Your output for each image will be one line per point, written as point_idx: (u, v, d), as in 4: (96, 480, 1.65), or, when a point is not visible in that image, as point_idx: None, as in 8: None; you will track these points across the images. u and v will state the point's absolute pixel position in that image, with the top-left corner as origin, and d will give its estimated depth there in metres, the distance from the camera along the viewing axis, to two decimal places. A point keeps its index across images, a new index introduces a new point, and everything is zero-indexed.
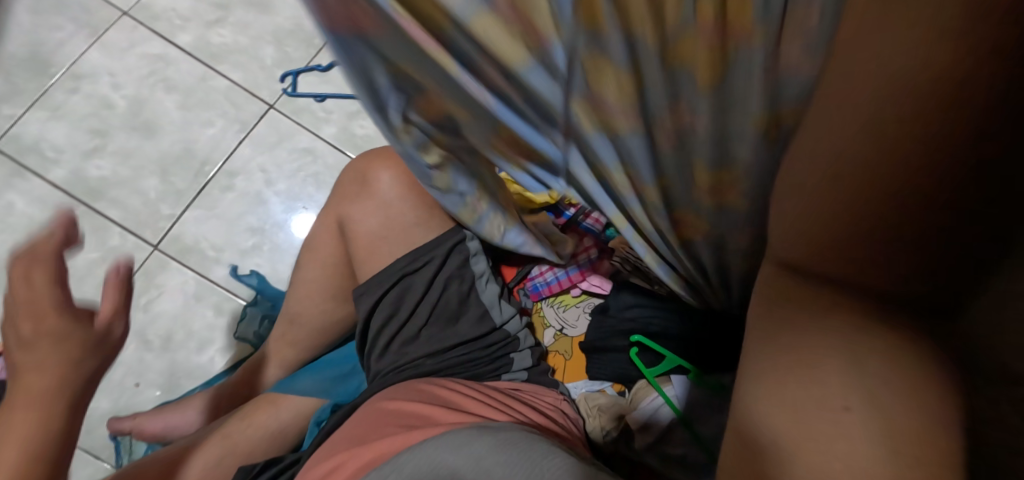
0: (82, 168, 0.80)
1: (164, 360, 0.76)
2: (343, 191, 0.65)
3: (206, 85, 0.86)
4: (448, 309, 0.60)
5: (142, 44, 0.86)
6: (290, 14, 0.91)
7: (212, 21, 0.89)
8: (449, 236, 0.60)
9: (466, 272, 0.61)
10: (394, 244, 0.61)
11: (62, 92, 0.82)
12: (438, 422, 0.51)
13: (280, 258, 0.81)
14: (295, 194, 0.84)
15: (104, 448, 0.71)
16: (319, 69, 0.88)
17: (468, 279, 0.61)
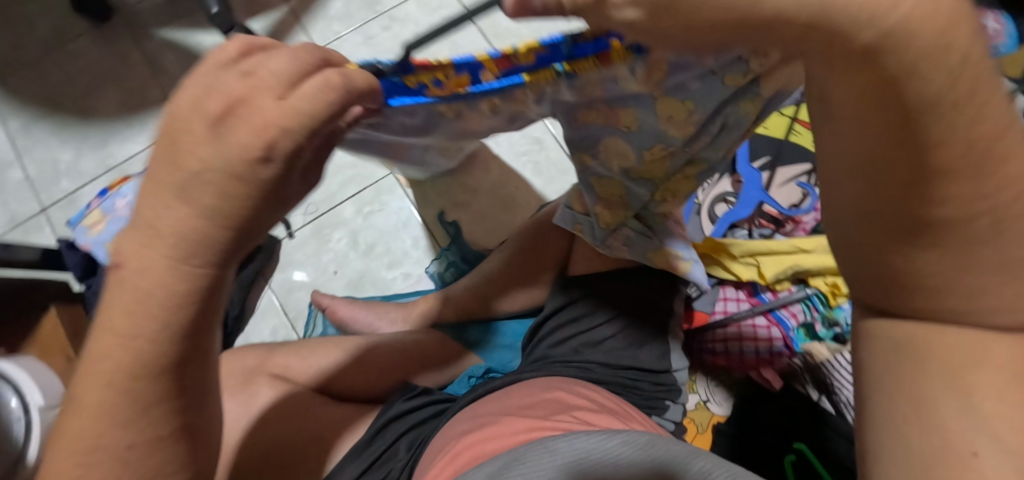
0: None
1: (362, 263, 0.88)
2: None
3: None
4: (638, 331, 0.61)
5: (447, 6, 0.97)
6: None
7: None
8: None
9: (669, 306, 0.62)
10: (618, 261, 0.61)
11: (378, 26, 0.96)
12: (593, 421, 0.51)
13: (480, 220, 0.88)
14: (513, 172, 0.90)
15: (298, 312, 0.86)
16: None
17: (667, 313, 0.62)
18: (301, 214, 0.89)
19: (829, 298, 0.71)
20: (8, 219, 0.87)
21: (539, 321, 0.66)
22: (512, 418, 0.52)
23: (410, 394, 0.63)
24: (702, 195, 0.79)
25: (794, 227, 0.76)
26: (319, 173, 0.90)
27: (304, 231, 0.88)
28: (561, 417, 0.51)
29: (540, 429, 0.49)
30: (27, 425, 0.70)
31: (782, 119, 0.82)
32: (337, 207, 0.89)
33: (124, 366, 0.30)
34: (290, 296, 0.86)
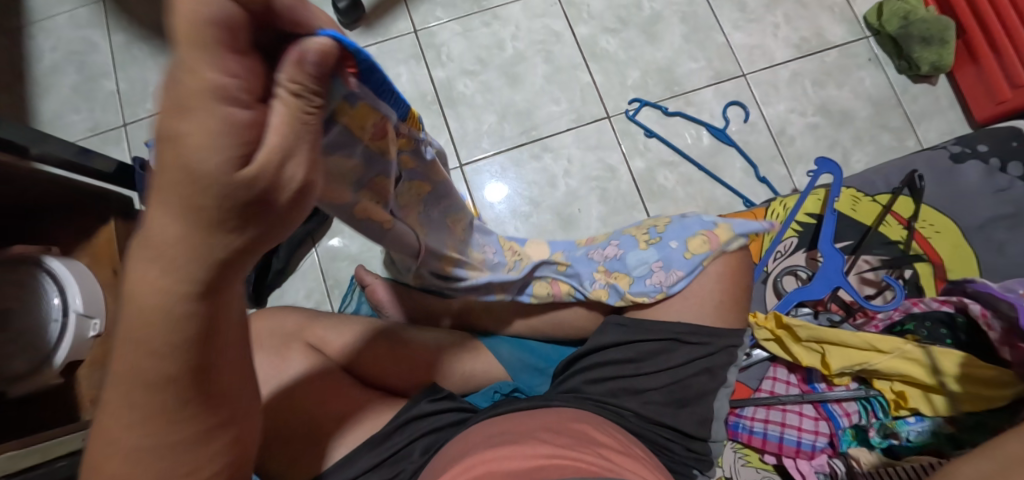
0: (453, 81, 0.93)
1: None
2: (667, 240, 0.67)
3: (573, 72, 0.94)
4: (683, 392, 0.60)
5: (551, 16, 0.96)
6: (668, 56, 0.95)
7: (611, 28, 0.96)
8: (730, 337, 0.62)
9: (721, 375, 0.62)
10: (684, 309, 0.64)
11: (479, 20, 0.95)
12: (619, 461, 0.48)
13: (534, 235, 0.87)
14: (579, 196, 0.89)
15: (336, 281, 0.85)
16: (664, 111, 0.92)
17: (716, 382, 0.61)
18: None
19: (892, 406, 0.65)
20: (91, 125, 0.90)
21: (581, 354, 0.64)
22: (533, 437, 0.50)
23: (435, 396, 0.62)
24: (773, 263, 0.78)
25: (865, 320, 0.71)
26: None
27: None
28: (582, 448, 0.48)
29: (561, 455, 0.47)
30: (63, 327, 0.71)
31: (874, 205, 0.81)
32: None
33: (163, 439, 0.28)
34: (330, 262, 0.86)
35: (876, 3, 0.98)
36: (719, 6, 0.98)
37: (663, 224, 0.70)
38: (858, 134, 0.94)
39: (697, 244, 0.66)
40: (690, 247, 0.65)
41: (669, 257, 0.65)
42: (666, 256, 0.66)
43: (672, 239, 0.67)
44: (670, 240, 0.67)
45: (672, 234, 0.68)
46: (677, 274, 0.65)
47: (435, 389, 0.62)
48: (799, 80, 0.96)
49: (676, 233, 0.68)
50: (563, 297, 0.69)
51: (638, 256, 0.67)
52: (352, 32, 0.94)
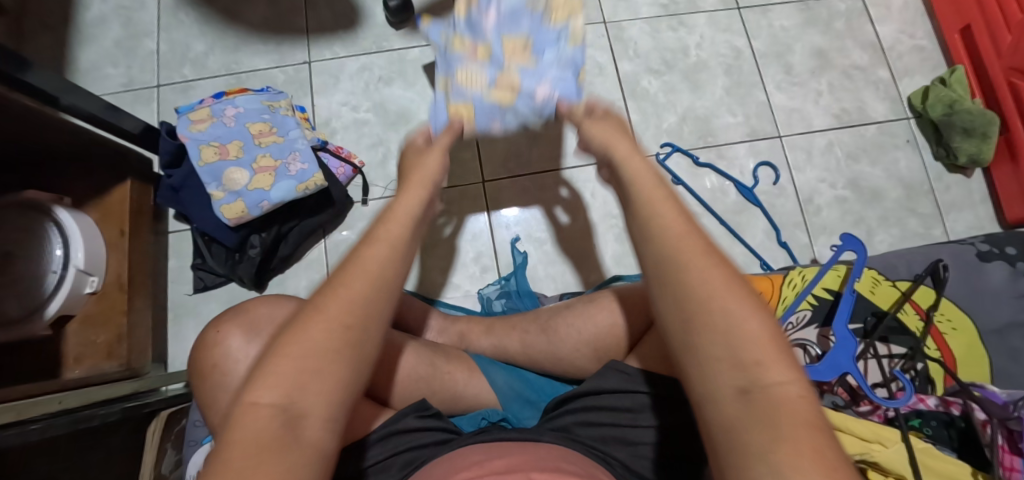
0: None
1: (417, 255, 0.85)
2: None
3: (611, 107, 0.93)
4: (680, 449, 0.58)
5: (597, 48, 0.95)
6: (708, 105, 0.94)
7: (655, 69, 0.95)
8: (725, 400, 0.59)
9: None
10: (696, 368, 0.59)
11: None
12: None
13: (546, 263, 0.86)
14: (597, 231, 0.88)
15: None
16: (694, 160, 0.91)
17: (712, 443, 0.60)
18: (382, 188, 0.88)
19: None
20: (125, 81, 0.90)
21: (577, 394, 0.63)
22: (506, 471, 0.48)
23: (424, 412, 0.59)
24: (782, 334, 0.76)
25: (869, 408, 0.69)
26: None
27: (380, 203, 0.87)
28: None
29: None
30: (60, 280, 0.71)
31: (892, 290, 0.79)
32: None
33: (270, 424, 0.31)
34: (338, 256, 0.85)
35: (922, 86, 0.97)
36: (765, 65, 0.97)
37: (278, 157, 0.76)
38: (885, 214, 0.92)
39: (267, 161, 0.76)
40: (276, 143, 0.78)
41: (288, 160, 0.77)
42: (279, 151, 0.77)
43: (288, 152, 0.77)
44: (286, 153, 0.77)
45: (284, 146, 0.78)
46: (288, 160, 0.77)
47: (424, 405, 0.60)
48: (835, 151, 0.94)
49: (284, 153, 0.77)
50: (568, 334, 0.69)
51: (281, 152, 0.77)
52: (397, 32, 0.94)
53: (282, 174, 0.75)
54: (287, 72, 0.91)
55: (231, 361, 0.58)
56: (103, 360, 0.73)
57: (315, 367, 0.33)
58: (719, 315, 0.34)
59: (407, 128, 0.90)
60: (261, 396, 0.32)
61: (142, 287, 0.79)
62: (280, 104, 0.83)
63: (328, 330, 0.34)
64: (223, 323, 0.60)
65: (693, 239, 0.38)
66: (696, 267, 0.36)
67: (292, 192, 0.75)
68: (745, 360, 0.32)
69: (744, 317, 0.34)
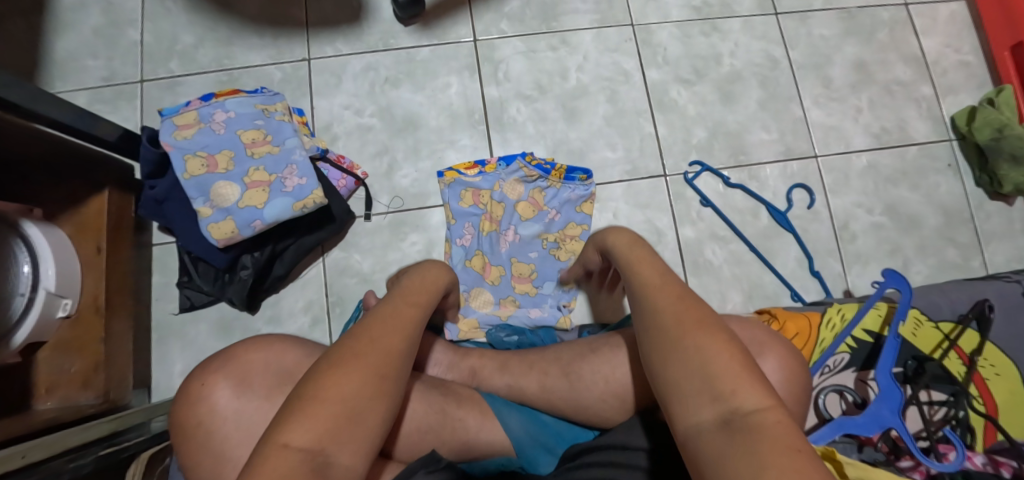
0: (506, 104, 0.85)
1: None
2: None
3: (637, 119, 0.85)
4: None
5: (623, 53, 0.88)
6: (740, 119, 0.87)
7: (685, 78, 0.88)
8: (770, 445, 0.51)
9: None
10: None
11: (545, 43, 0.87)
12: None
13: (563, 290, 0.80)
14: None
15: (339, 300, 0.77)
16: (724, 180, 0.84)
17: None
18: (386, 202, 0.80)
19: None
20: (106, 74, 0.82)
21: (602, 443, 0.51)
22: None
23: (433, 467, 0.51)
24: (818, 379, 0.70)
25: (911, 464, 0.64)
26: (423, 167, 0.82)
27: (384, 219, 0.80)
28: None
29: None
30: (29, 303, 0.63)
31: (935, 332, 0.74)
32: (425, 210, 0.80)
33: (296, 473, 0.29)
34: (338, 277, 0.78)
35: (968, 106, 0.90)
36: (802, 77, 0.90)
37: (274, 170, 0.69)
38: (922, 243, 0.87)
39: (260, 175, 0.68)
40: (272, 155, 0.70)
41: (285, 174, 0.69)
42: (275, 165, 0.70)
43: (285, 165, 0.70)
44: (283, 166, 0.70)
45: (281, 157, 0.70)
46: (284, 174, 0.69)
47: (435, 459, 0.51)
48: (872, 174, 0.88)
49: (280, 166, 0.70)
50: (594, 381, 0.63)
51: (277, 164, 0.70)
52: (406, 29, 0.86)
53: (276, 191, 0.68)
54: (284, 70, 0.83)
55: (221, 414, 0.53)
56: (78, 391, 0.67)
57: (347, 411, 0.33)
58: (690, 350, 0.37)
59: (415, 136, 0.83)
60: (290, 438, 0.31)
61: (122, 308, 0.72)
62: (276, 108, 0.75)
63: (360, 373, 0.35)
64: (211, 375, 0.55)
65: (665, 279, 0.44)
66: (662, 298, 0.42)
67: (288, 211, 0.67)
68: (721, 388, 0.34)
69: (718, 354, 0.36)
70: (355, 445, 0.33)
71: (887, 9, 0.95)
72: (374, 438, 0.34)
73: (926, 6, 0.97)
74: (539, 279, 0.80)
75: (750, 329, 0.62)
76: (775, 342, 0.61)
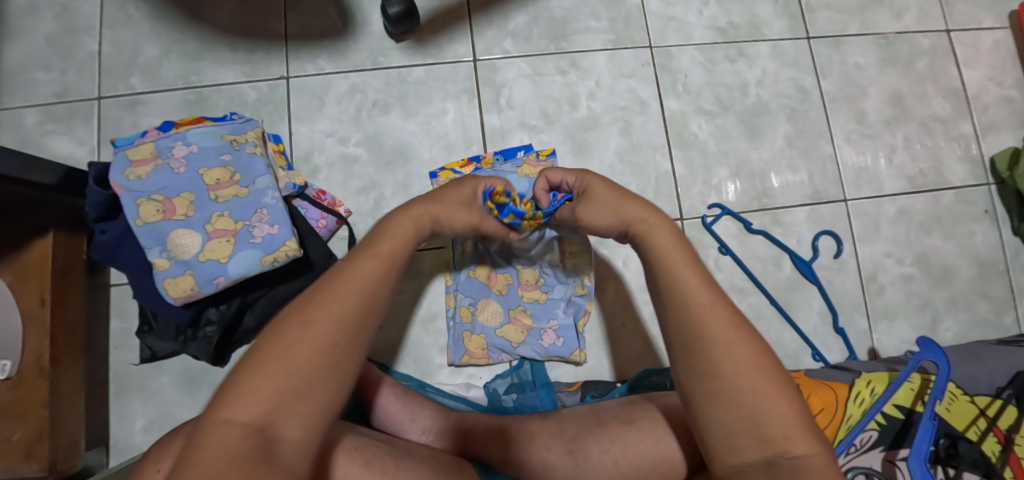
0: (509, 134, 0.76)
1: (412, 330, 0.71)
2: None
3: (652, 154, 0.77)
4: None
5: (640, 79, 0.79)
6: (765, 157, 0.79)
7: (706, 109, 0.79)
8: None
9: None
10: None
11: (554, 65, 0.78)
12: None
13: None
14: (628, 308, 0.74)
15: None
16: (746, 225, 0.77)
17: None
18: None
19: None
20: (58, 90, 0.73)
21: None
22: None
23: None
24: (844, 459, 0.63)
25: None
26: None
27: None
28: None
29: None
30: None
31: (970, 407, 0.67)
32: (416, 253, 0.72)
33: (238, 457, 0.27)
34: None
35: (1011, 148, 0.83)
36: (834, 110, 0.82)
37: (241, 217, 0.61)
38: (953, 297, 0.81)
39: (225, 223, 0.60)
40: (239, 199, 0.61)
41: (254, 222, 0.61)
42: (242, 211, 0.61)
43: (255, 211, 0.61)
44: (253, 212, 0.61)
45: (250, 201, 0.62)
46: (254, 222, 0.61)
47: None
48: (904, 220, 0.81)
49: (249, 213, 0.61)
50: (602, 462, 0.55)
51: (245, 211, 0.61)
52: (398, 45, 0.77)
53: (241, 243, 0.59)
54: (260, 89, 0.74)
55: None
56: (20, 461, 0.59)
57: (297, 386, 0.30)
58: (748, 408, 0.34)
59: (406, 169, 0.74)
60: (236, 414, 0.29)
61: (71, 364, 0.64)
62: (247, 139, 0.65)
63: (318, 340, 0.32)
64: (167, 459, 0.43)
65: (701, 276, 0.39)
66: (704, 306, 0.37)
67: (256, 267, 0.59)
68: (771, 432, 0.33)
69: (768, 394, 0.34)
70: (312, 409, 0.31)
71: (928, 35, 0.87)
72: (329, 409, 0.31)
73: (970, 33, 0.88)
74: (548, 284, 0.72)
75: None
76: None
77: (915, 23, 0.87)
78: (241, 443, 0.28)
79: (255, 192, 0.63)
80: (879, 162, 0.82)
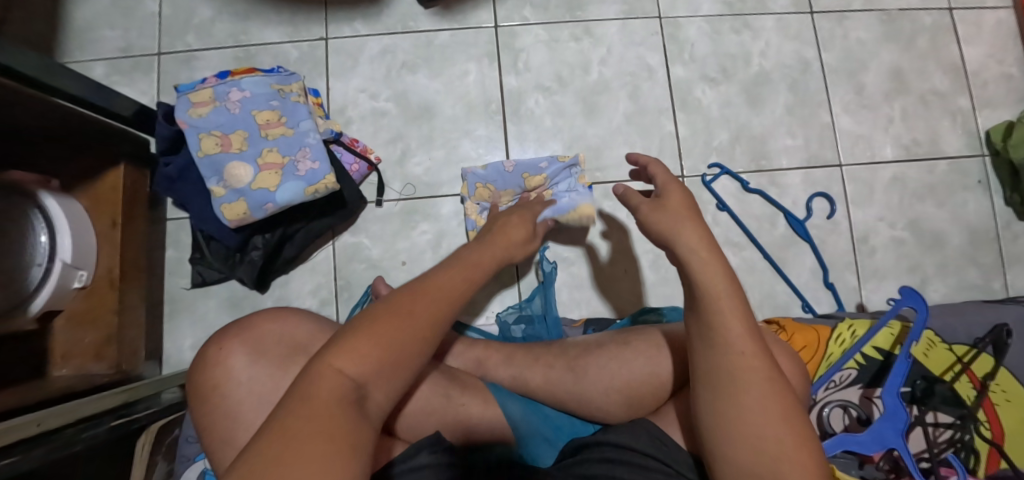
0: (525, 94, 0.83)
1: (432, 267, 0.79)
2: None
3: (658, 117, 0.83)
4: None
5: (649, 47, 0.85)
6: (765, 123, 0.84)
7: (710, 77, 0.85)
8: None
9: None
10: None
11: (569, 32, 0.85)
12: None
13: (571, 287, 0.79)
14: (629, 255, 0.80)
15: (346, 284, 0.78)
16: (744, 185, 0.82)
17: None
18: (397, 189, 0.80)
19: None
20: (123, 46, 0.82)
21: (612, 442, 0.53)
22: None
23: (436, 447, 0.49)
24: (823, 392, 0.68)
25: None
26: (437, 155, 0.81)
27: (395, 206, 0.79)
28: None
29: None
30: (45, 273, 0.64)
31: (947, 354, 0.72)
32: (437, 199, 0.80)
33: (338, 390, 0.32)
34: (346, 261, 0.78)
35: (1006, 122, 0.87)
36: (834, 81, 0.87)
37: (290, 152, 0.69)
38: (945, 261, 0.85)
39: (272, 156, 0.68)
40: (285, 138, 0.69)
41: (300, 155, 0.69)
42: (288, 145, 0.69)
43: (299, 147, 0.69)
44: (297, 147, 0.69)
45: (296, 138, 0.70)
46: (298, 156, 0.69)
47: (439, 441, 0.49)
48: (897, 186, 0.86)
49: (294, 148, 0.69)
50: (599, 376, 0.62)
51: (291, 148, 0.69)
52: (427, 11, 0.84)
53: (284, 173, 0.67)
54: (301, 49, 0.82)
55: (233, 383, 0.50)
56: (91, 361, 0.69)
57: (396, 342, 0.36)
58: (752, 421, 0.40)
59: (431, 124, 0.81)
60: (343, 365, 0.33)
61: (134, 281, 0.74)
62: (292, 88, 0.74)
63: (419, 307, 0.38)
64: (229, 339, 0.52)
65: (745, 321, 0.43)
66: (748, 364, 0.41)
67: (301, 195, 0.67)
68: (775, 472, 0.38)
69: (789, 440, 0.39)
70: (404, 387, 0.36)
71: (930, 13, 0.91)
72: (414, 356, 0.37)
73: (972, 12, 0.92)
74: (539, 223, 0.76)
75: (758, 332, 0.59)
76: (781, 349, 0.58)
77: (918, 1, 0.91)
78: (338, 387, 0.32)
79: (298, 131, 0.70)
80: (875, 132, 0.87)
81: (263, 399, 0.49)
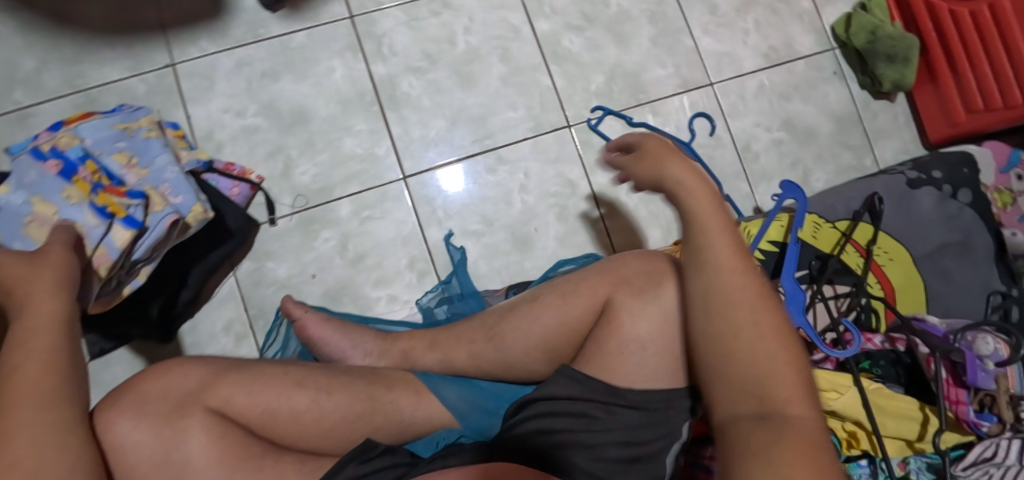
0: (397, 79, 0.81)
1: (344, 272, 0.77)
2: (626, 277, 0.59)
3: (533, 74, 0.84)
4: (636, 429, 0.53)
5: (509, 8, 0.85)
6: (635, 59, 0.87)
7: (575, 25, 0.87)
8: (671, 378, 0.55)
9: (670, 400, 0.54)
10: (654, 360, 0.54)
11: (427, 9, 0.83)
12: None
13: (487, 257, 0.79)
14: (536, 212, 0.81)
15: (258, 311, 0.75)
16: (628, 121, 0.85)
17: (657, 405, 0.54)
18: (288, 203, 0.77)
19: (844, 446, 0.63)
20: None
21: (540, 397, 0.54)
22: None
23: (369, 454, 0.49)
24: None
25: (821, 356, 0.69)
26: (322, 159, 0.78)
27: (291, 220, 0.77)
28: None
29: None
30: None
31: (833, 232, 0.79)
32: (333, 202, 0.78)
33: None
34: (253, 289, 0.75)
35: (845, 14, 0.94)
36: (689, 7, 0.91)
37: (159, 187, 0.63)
38: (820, 151, 0.92)
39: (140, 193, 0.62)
40: (146, 174, 0.64)
41: (168, 189, 0.64)
42: (152, 179, 0.64)
43: (163, 180, 0.65)
44: (162, 179, 0.65)
45: (158, 172, 0.65)
46: (165, 188, 0.64)
47: (370, 446, 0.50)
48: (765, 93, 0.91)
49: (162, 181, 0.64)
50: (517, 337, 0.62)
51: (157, 182, 0.64)
52: (275, 14, 0.80)
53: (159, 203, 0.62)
54: (147, 81, 0.77)
55: (121, 452, 0.43)
56: None
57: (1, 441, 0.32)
58: (745, 352, 0.36)
59: (308, 129, 0.79)
60: None
61: None
62: (139, 125, 0.68)
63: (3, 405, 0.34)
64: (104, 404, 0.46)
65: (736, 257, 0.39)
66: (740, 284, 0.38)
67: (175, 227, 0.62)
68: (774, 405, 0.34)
69: (779, 358, 0.36)
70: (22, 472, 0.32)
71: None
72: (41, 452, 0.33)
73: None
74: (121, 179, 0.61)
75: (648, 256, 0.61)
76: (671, 266, 0.60)
77: None
78: None
79: (159, 165, 0.66)
80: (736, 46, 0.92)
81: (162, 459, 0.43)
